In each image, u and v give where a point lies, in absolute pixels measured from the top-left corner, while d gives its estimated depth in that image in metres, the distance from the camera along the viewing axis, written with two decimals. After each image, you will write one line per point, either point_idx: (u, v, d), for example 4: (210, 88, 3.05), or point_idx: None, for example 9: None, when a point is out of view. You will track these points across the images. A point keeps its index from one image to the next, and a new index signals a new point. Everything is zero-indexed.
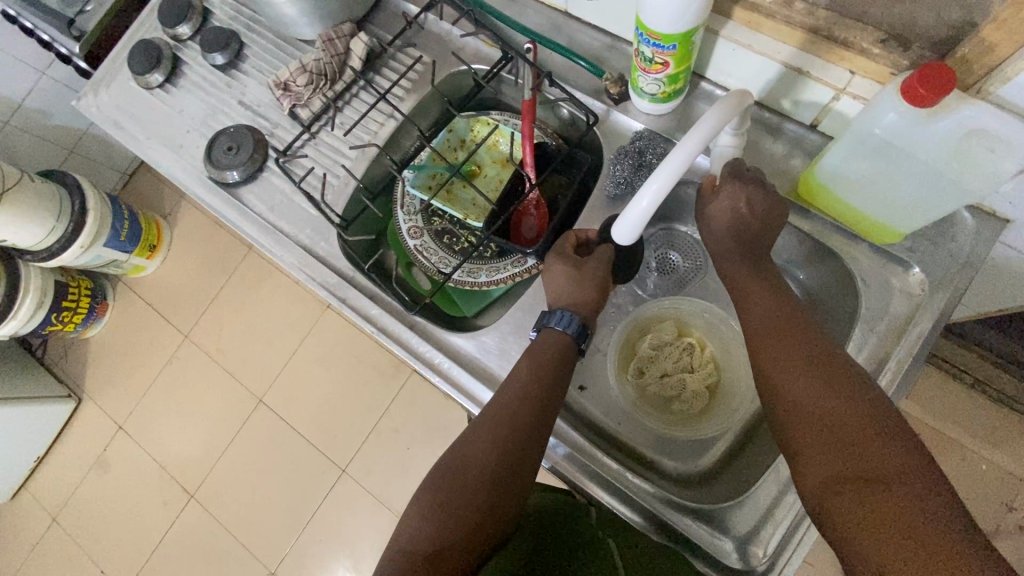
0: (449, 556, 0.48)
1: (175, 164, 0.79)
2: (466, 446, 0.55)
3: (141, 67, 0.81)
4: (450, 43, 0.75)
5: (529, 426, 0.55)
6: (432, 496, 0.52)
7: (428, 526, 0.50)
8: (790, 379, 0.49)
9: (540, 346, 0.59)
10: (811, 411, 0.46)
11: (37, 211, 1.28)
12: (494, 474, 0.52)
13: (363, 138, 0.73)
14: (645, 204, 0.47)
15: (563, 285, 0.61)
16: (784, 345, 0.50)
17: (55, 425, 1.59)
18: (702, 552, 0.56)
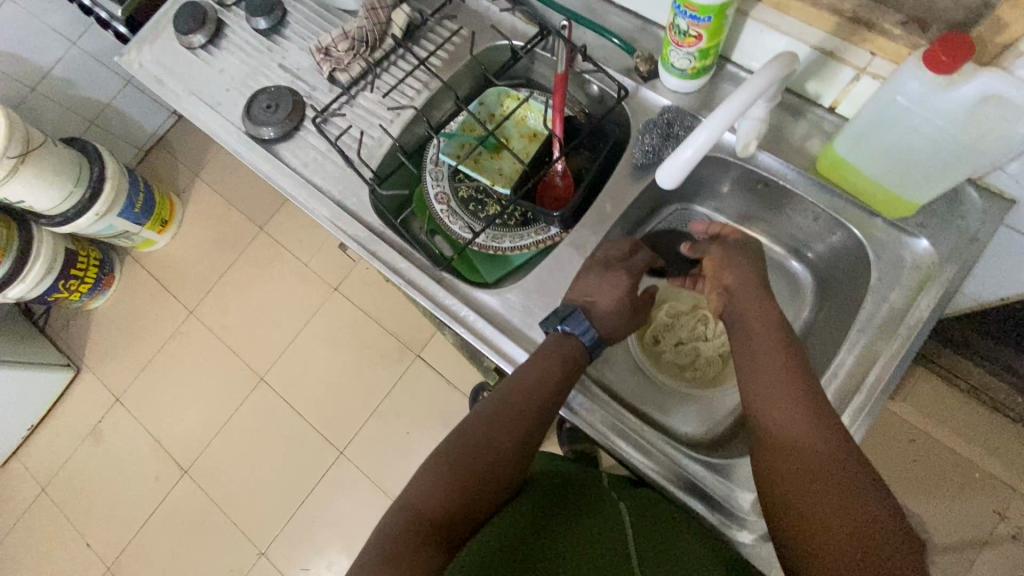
0: (456, 518, 0.53)
1: (212, 120, 0.82)
2: (483, 421, 0.60)
3: (186, 27, 0.84)
4: (488, 19, 0.78)
5: (543, 409, 0.59)
6: (445, 460, 0.57)
7: (437, 491, 0.54)
8: (773, 385, 0.54)
9: (567, 345, 0.62)
10: (790, 415, 0.52)
11: (56, 174, 1.31)
12: (505, 451, 0.58)
13: (399, 102, 0.77)
14: (690, 153, 0.51)
15: (591, 280, 0.65)
16: (772, 358, 0.56)
17: (51, 393, 1.58)
18: (711, 500, 0.59)
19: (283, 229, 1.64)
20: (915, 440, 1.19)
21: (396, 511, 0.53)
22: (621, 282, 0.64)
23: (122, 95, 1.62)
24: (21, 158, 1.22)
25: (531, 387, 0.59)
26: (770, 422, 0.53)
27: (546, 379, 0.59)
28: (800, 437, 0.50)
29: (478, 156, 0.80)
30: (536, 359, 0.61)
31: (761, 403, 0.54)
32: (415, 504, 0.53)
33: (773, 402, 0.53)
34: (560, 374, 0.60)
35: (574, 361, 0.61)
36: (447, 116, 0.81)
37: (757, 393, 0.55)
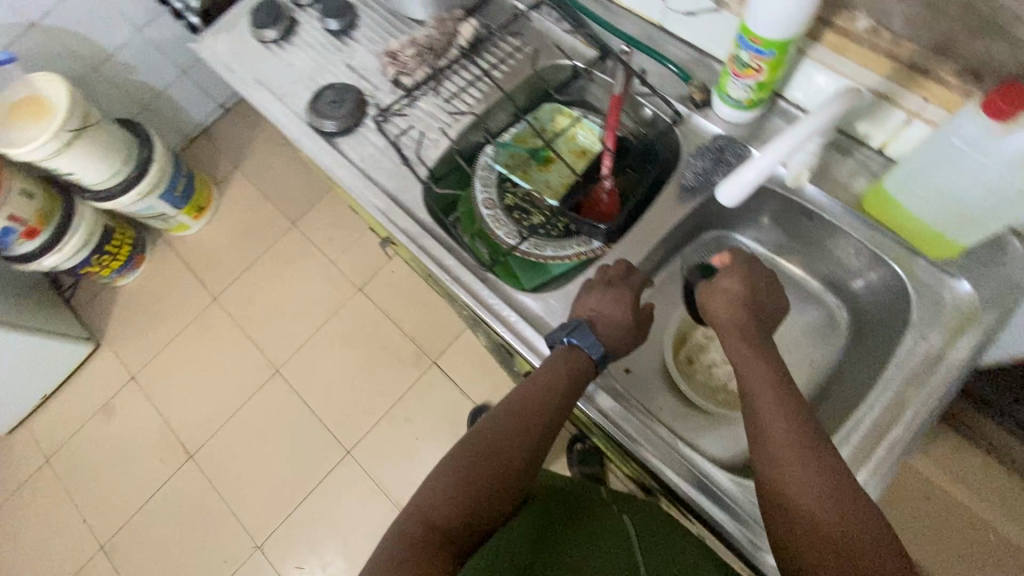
0: (464, 529, 0.54)
1: (276, 109, 0.85)
2: (491, 432, 0.60)
3: (262, 22, 0.89)
4: (550, 38, 0.82)
5: (547, 420, 0.61)
6: (453, 473, 0.57)
7: (446, 503, 0.55)
8: (768, 415, 0.54)
9: (571, 360, 0.63)
10: (785, 451, 0.51)
11: (109, 152, 1.37)
12: (513, 462, 0.59)
13: (459, 108, 0.80)
14: (751, 174, 0.56)
15: (604, 298, 0.66)
16: (764, 390, 0.55)
17: (69, 364, 1.60)
18: (739, 516, 0.59)
19: (314, 227, 1.68)
20: (928, 497, 1.18)
21: (403, 521, 0.54)
22: (624, 297, 0.66)
23: (175, 84, 1.67)
24: (76, 133, 1.27)
25: (535, 399, 0.61)
26: (764, 458, 0.52)
27: (552, 391, 0.61)
28: (795, 473, 0.50)
29: (527, 168, 0.82)
30: (542, 373, 0.62)
31: (756, 440, 0.54)
32: (422, 512, 0.54)
33: (765, 438, 0.53)
34: (565, 386, 0.61)
35: (580, 374, 0.62)
36: (505, 127, 0.85)
37: (752, 428, 0.55)
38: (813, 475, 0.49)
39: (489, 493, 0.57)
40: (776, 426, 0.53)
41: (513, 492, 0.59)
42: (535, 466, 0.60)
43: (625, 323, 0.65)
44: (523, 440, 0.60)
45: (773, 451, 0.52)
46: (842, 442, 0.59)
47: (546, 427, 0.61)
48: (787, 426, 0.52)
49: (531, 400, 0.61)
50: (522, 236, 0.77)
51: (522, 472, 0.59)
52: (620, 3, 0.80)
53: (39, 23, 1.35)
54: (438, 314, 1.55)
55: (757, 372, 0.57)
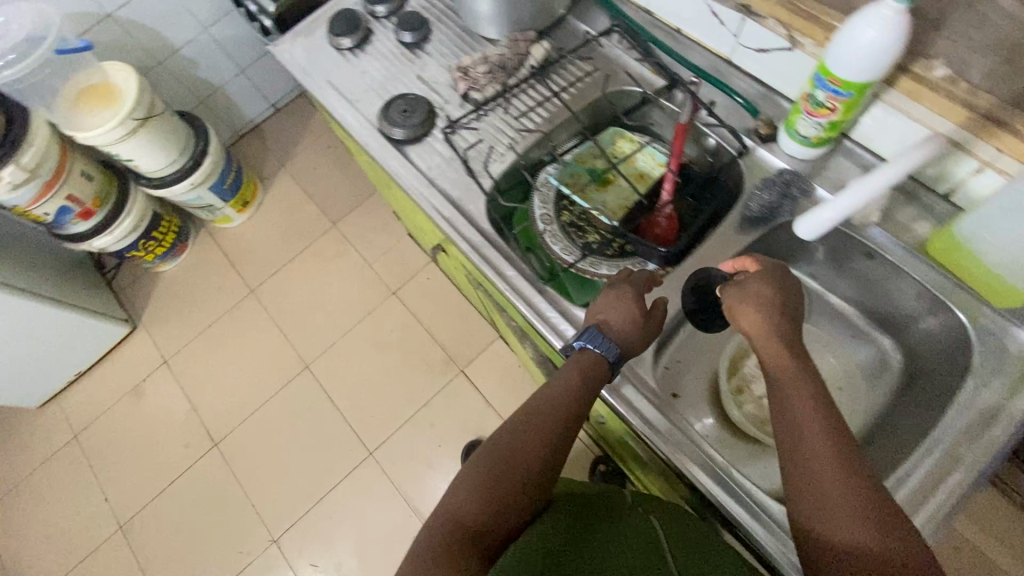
0: (492, 528, 0.57)
1: (348, 113, 0.89)
2: (511, 435, 0.61)
3: (340, 30, 0.93)
4: (619, 65, 0.84)
5: (566, 422, 0.62)
6: (477, 476, 0.59)
7: (474, 504, 0.57)
8: (805, 434, 0.52)
9: (580, 361, 0.64)
10: (828, 480, 0.50)
11: (168, 142, 1.42)
12: (536, 464, 0.60)
13: (526, 125, 0.83)
14: (829, 213, 0.60)
15: (614, 302, 0.67)
16: (803, 408, 0.54)
17: (105, 344, 1.64)
18: (766, 522, 0.62)
19: (353, 229, 1.71)
20: (958, 548, 1.16)
21: (431, 525, 0.57)
22: (628, 297, 0.67)
23: (232, 82, 1.73)
24: (142, 121, 1.32)
25: (552, 400, 0.62)
26: (805, 486, 0.51)
27: (568, 391, 0.62)
28: (838, 504, 0.49)
29: (586, 188, 0.84)
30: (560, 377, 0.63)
31: (795, 466, 0.52)
32: (450, 516, 0.57)
33: (807, 465, 0.51)
34: (582, 389, 0.62)
35: (594, 375, 0.63)
36: (568, 145, 0.86)
37: (789, 454, 0.53)
38: (850, 499, 0.48)
39: (515, 494, 0.58)
40: (820, 455, 0.51)
41: (539, 490, 0.60)
42: (559, 465, 0.62)
43: (636, 324, 0.66)
44: (543, 440, 0.60)
45: (808, 471, 0.51)
46: (899, 484, 0.59)
47: (566, 425, 0.62)
48: (831, 456, 0.51)
49: (549, 403, 0.62)
50: (579, 254, 0.78)
51: (546, 471, 0.60)
52: (690, 35, 0.82)
53: (113, 14, 1.40)
54: (468, 323, 1.57)
55: (798, 393, 0.55)
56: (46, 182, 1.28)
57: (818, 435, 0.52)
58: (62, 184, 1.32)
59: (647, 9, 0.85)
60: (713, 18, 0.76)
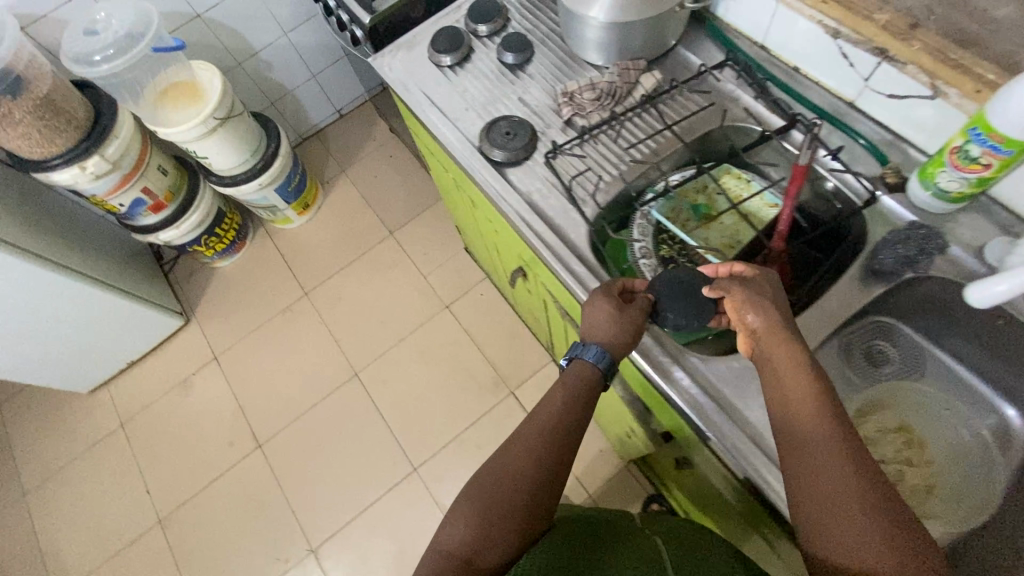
0: (485, 553, 0.59)
1: (447, 131, 0.88)
2: (501, 461, 0.64)
3: (442, 47, 0.92)
4: (731, 100, 0.82)
5: (552, 444, 0.64)
6: (470, 502, 0.61)
7: (466, 532, 0.59)
8: (806, 436, 0.53)
9: (570, 374, 0.68)
10: (835, 487, 0.49)
11: (242, 142, 1.43)
12: (526, 489, 0.61)
13: (631, 153, 0.81)
14: (1004, 288, 0.56)
15: (598, 317, 0.67)
16: (804, 413, 0.54)
17: (158, 335, 1.65)
18: None
19: (410, 240, 1.72)
20: None
21: (430, 552, 0.60)
22: (604, 306, 0.67)
23: (303, 86, 1.76)
24: (221, 121, 1.34)
25: (538, 427, 0.65)
26: (811, 495, 0.51)
27: (551, 416, 0.65)
28: (844, 507, 0.48)
29: (687, 223, 0.82)
30: (548, 401, 0.67)
31: (802, 478, 0.52)
32: (445, 538, 0.60)
33: (816, 476, 0.51)
34: (566, 411, 0.66)
35: (583, 386, 0.67)
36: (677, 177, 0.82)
37: (795, 464, 0.53)
38: (852, 501, 0.48)
39: (507, 516, 0.60)
40: (828, 461, 0.50)
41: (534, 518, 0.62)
42: (551, 490, 0.62)
43: (615, 321, 0.66)
44: (532, 461, 0.63)
45: (808, 474, 0.51)
46: None
47: (554, 451, 0.63)
48: (839, 459, 0.50)
49: (537, 428, 0.65)
50: None
51: (536, 493, 0.62)
52: (809, 75, 0.79)
53: (203, 15, 1.44)
54: (521, 343, 1.55)
55: (800, 398, 0.55)
56: (126, 174, 1.30)
57: (822, 438, 0.52)
58: (139, 176, 1.34)
59: (764, 44, 0.82)
60: (843, 60, 0.74)
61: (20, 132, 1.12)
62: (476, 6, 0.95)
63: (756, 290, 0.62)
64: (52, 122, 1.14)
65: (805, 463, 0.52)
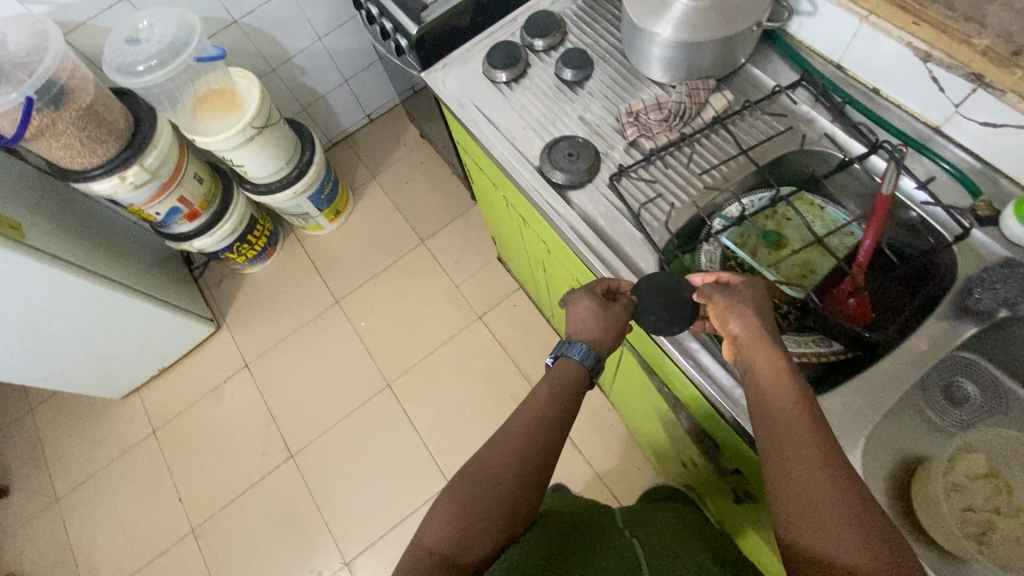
0: (466, 551, 0.59)
1: (506, 151, 0.85)
2: (481, 459, 0.64)
3: (498, 63, 0.90)
4: (805, 121, 0.78)
5: (534, 443, 0.64)
6: (451, 500, 0.61)
7: (446, 530, 0.59)
8: (789, 445, 0.53)
9: (555, 371, 0.70)
10: (818, 484, 0.50)
11: (278, 150, 1.42)
12: (506, 487, 0.62)
13: (701, 177, 0.78)
14: None
15: (586, 318, 0.70)
16: (785, 421, 0.55)
17: (189, 341, 1.64)
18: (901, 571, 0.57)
19: (442, 248, 1.69)
20: None
21: (410, 550, 0.60)
22: (587, 308, 0.70)
23: (335, 91, 1.74)
24: (260, 130, 1.32)
25: (522, 426, 0.65)
26: (793, 496, 0.51)
27: (534, 414, 0.66)
28: (825, 514, 0.49)
29: (756, 250, 0.79)
30: (531, 402, 0.68)
31: (785, 476, 0.52)
32: (424, 537, 0.60)
33: (797, 475, 0.51)
34: (546, 410, 0.67)
35: (571, 382, 0.69)
36: (750, 202, 0.79)
37: (775, 464, 0.53)
38: (833, 509, 0.49)
39: (488, 515, 0.60)
40: (808, 468, 0.51)
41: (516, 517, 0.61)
42: (532, 489, 0.63)
43: (598, 318, 0.69)
44: (513, 459, 0.63)
45: (789, 481, 0.52)
46: None
47: (539, 451, 0.64)
48: (819, 466, 0.51)
49: (518, 427, 0.66)
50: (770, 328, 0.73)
51: (516, 492, 0.62)
52: (890, 97, 0.75)
53: (239, 21, 1.41)
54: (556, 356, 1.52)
55: (781, 406, 0.56)
56: (163, 184, 1.29)
57: (803, 446, 0.53)
58: (176, 186, 1.32)
59: (840, 64, 0.79)
60: (931, 83, 0.70)
61: (62, 143, 1.11)
62: (532, 19, 0.92)
63: (736, 299, 0.63)
64: (93, 132, 1.13)
65: (786, 470, 0.52)
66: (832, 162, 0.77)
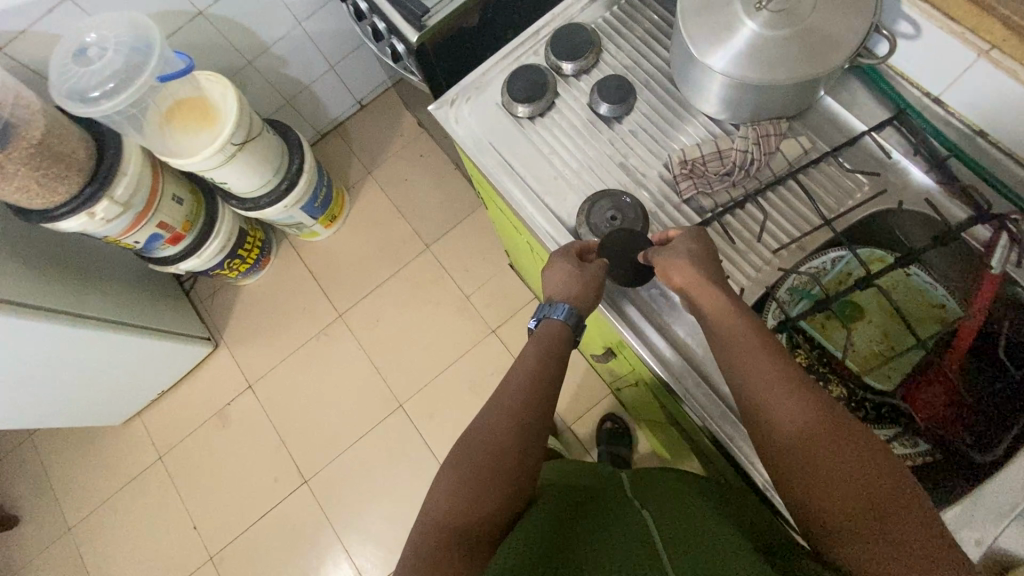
0: (476, 521, 0.57)
1: (535, 210, 0.73)
2: (480, 426, 0.63)
3: (520, 94, 0.75)
4: (894, 172, 0.66)
5: (527, 400, 0.63)
6: (454, 472, 0.60)
7: (454, 504, 0.57)
8: (748, 351, 0.57)
9: (541, 333, 0.68)
10: (781, 395, 0.54)
11: (265, 161, 1.26)
12: (508, 451, 0.61)
13: (770, 245, 0.66)
14: None
15: (562, 281, 0.67)
16: (738, 333, 0.58)
17: (187, 363, 1.56)
18: None
19: (449, 255, 1.57)
20: None
21: (417, 527, 0.58)
22: (562, 271, 0.67)
23: (320, 79, 1.54)
24: (240, 146, 1.16)
25: (518, 388, 0.64)
26: (764, 398, 0.54)
27: (530, 376, 0.65)
28: (792, 404, 0.53)
29: (828, 323, 0.69)
30: (520, 362, 0.66)
31: (759, 401, 0.55)
32: (432, 511, 0.58)
33: (763, 386, 0.55)
34: (538, 366, 0.66)
35: (556, 343, 0.67)
36: (821, 267, 0.66)
37: (743, 382, 0.56)
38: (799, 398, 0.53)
39: (494, 482, 0.59)
40: (768, 368, 0.55)
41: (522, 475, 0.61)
42: (533, 449, 0.62)
43: (576, 279, 0.66)
44: (511, 423, 0.62)
45: (755, 385, 0.55)
46: None
47: (536, 410, 0.63)
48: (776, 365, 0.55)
49: (511, 388, 0.65)
50: None
51: (520, 452, 0.61)
52: (1004, 144, 0.62)
53: (205, 12, 1.21)
54: (577, 372, 1.45)
55: (733, 322, 0.59)
56: (138, 214, 1.14)
57: (758, 350, 0.57)
58: (154, 212, 1.18)
59: (940, 98, 0.64)
60: None
61: (16, 186, 0.97)
62: (559, 36, 0.76)
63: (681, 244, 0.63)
64: (52, 171, 0.99)
65: (750, 376, 0.56)
66: (930, 229, 0.65)
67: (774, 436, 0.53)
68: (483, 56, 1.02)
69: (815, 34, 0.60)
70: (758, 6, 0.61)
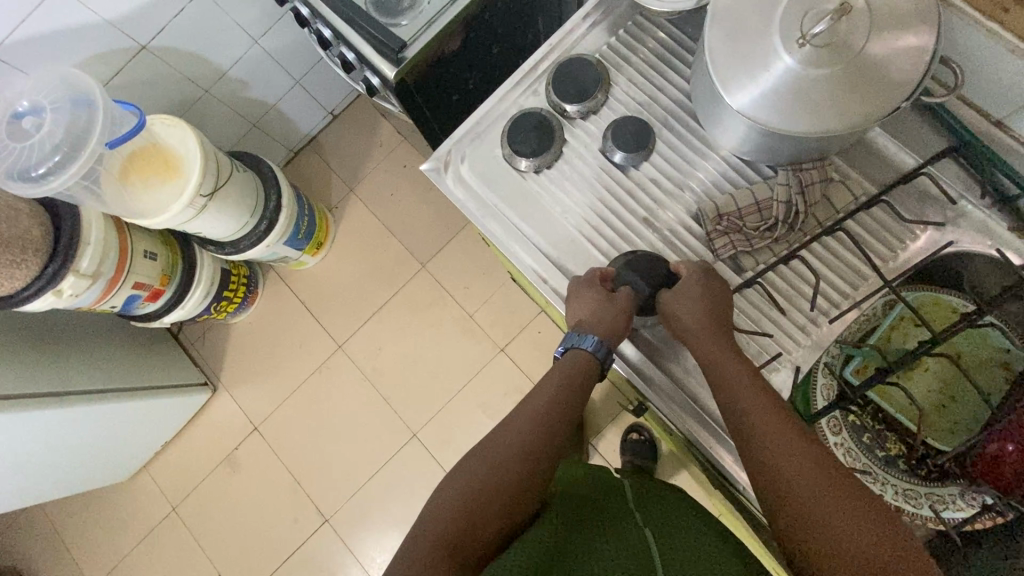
0: (472, 536, 0.51)
1: (551, 279, 0.67)
2: (491, 446, 0.58)
3: (526, 147, 0.67)
4: (948, 210, 0.62)
5: (541, 424, 0.59)
6: (460, 486, 0.54)
7: (453, 514, 0.51)
8: (748, 397, 0.55)
9: (565, 363, 0.62)
10: (780, 441, 0.51)
11: (239, 204, 1.16)
12: (518, 469, 0.55)
13: (818, 302, 0.62)
14: None
15: (587, 309, 0.61)
16: (739, 378, 0.56)
17: (187, 412, 1.50)
18: None
19: (447, 273, 1.49)
20: None
21: (409, 535, 0.51)
22: (585, 305, 0.62)
23: (287, 96, 1.41)
24: (210, 196, 1.06)
25: (533, 415, 0.59)
26: (763, 444, 0.52)
27: (545, 405, 0.60)
28: (790, 451, 0.50)
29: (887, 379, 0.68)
30: (541, 386, 0.61)
31: (760, 446, 0.52)
32: (427, 521, 0.52)
33: (763, 431, 0.52)
34: (557, 394, 0.60)
35: (583, 376, 0.61)
36: (871, 313, 0.66)
37: (742, 427, 0.54)
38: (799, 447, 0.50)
39: (498, 501, 0.53)
40: (767, 415, 0.53)
41: (525, 500, 0.55)
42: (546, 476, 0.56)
43: (606, 308, 0.61)
44: (525, 443, 0.57)
45: (755, 430, 0.53)
46: None
47: (552, 436, 0.58)
48: (776, 414, 0.53)
49: (528, 412, 0.60)
50: (899, 480, 0.64)
51: (532, 473, 0.56)
52: None
53: (148, 46, 1.07)
54: None
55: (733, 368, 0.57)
56: (110, 279, 1.05)
57: (758, 396, 0.55)
58: (127, 274, 1.09)
59: (1004, 122, 0.58)
60: None
61: None
62: (562, 74, 0.68)
63: (681, 287, 0.61)
64: (6, 258, 0.88)
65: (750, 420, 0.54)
66: (1003, 275, 0.61)
67: (773, 482, 0.50)
68: (469, 77, 0.91)
69: (863, 74, 0.52)
70: (800, 40, 0.51)
